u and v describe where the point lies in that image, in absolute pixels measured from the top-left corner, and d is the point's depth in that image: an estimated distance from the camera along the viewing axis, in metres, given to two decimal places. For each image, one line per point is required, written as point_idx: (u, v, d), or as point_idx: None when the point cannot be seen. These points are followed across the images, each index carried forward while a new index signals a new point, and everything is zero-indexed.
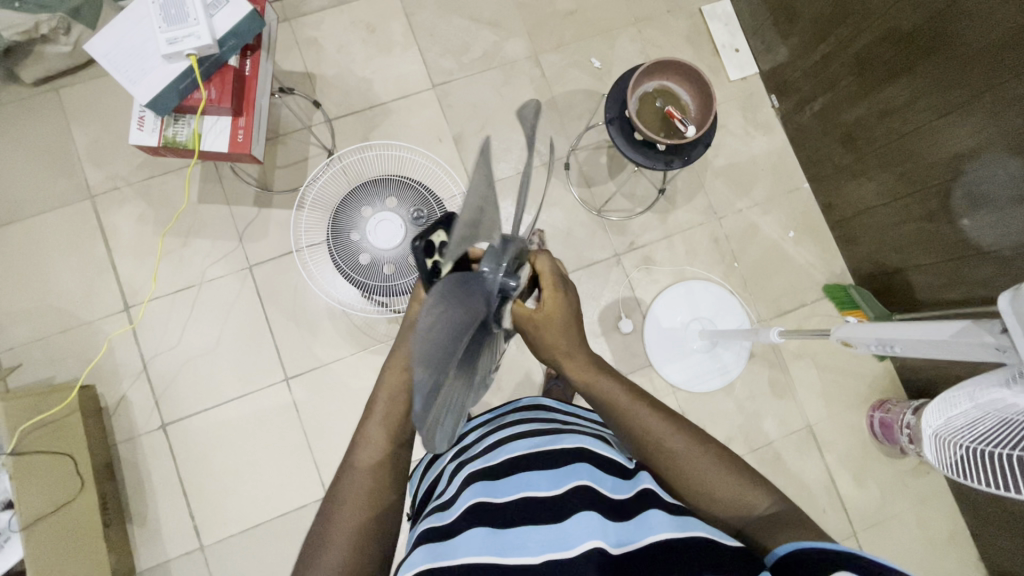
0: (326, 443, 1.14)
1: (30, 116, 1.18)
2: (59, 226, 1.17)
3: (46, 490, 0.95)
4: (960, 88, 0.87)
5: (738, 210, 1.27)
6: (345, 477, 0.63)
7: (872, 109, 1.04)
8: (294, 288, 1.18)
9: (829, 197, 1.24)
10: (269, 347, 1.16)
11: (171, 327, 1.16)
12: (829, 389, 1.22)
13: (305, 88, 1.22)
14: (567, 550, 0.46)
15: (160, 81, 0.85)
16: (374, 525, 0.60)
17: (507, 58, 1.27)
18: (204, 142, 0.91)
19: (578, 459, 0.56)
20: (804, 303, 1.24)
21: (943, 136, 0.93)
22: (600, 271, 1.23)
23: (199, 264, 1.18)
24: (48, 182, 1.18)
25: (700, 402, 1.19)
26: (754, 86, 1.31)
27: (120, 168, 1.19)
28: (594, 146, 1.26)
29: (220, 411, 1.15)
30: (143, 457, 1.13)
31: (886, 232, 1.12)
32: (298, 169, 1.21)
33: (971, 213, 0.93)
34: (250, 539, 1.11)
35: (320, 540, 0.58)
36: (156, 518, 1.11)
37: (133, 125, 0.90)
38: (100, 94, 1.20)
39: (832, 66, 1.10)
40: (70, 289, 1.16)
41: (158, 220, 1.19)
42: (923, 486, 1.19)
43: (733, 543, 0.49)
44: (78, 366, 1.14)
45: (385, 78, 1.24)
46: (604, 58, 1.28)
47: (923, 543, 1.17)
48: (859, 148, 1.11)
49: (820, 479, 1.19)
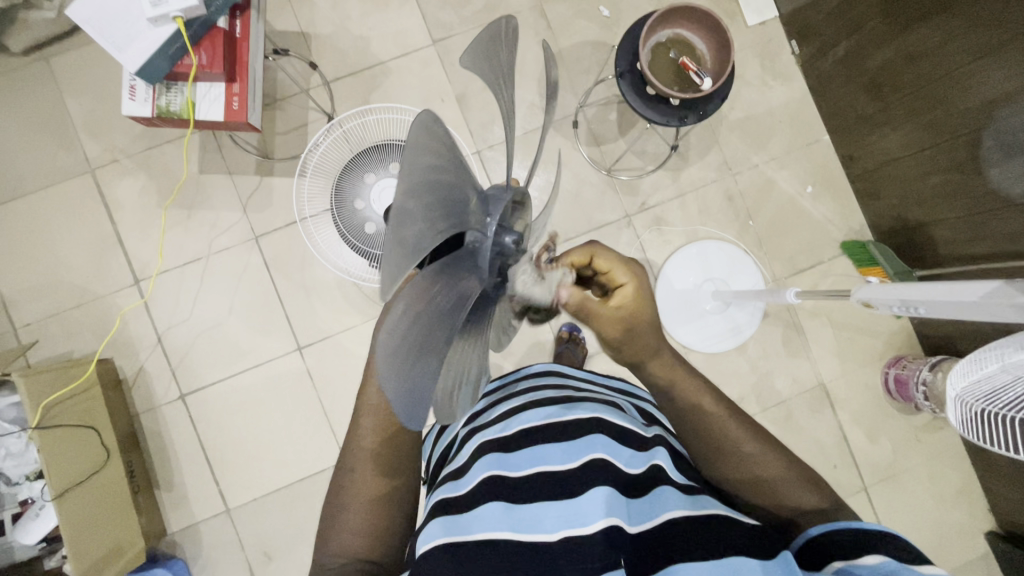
0: (340, 411, 1.16)
1: (21, 87, 1.15)
2: (62, 200, 1.16)
3: (74, 461, 0.98)
4: (998, 27, 0.81)
5: (754, 165, 1.22)
6: (348, 463, 0.62)
7: (900, 53, 0.98)
8: (300, 259, 1.17)
9: (849, 147, 1.19)
10: (279, 316, 1.17)
11: (181, 300, 1.16)
12: (844, 347, 1.21)
13: (300, 49, 1.17)
14: (584, 527, 0.47)
15: (147, 47, 0.81)
16: (385, 506, 0.60)
17: (510, 10, 1.20)
18: (198, 110, 0.89)
19: (592, 429, 0.55)
20: (821, 261, 1.21)
21: (976, 81, 0.87)
22: (611, 233, 1.20)
23: (204, 235, 1.17)
24: (46, 155, 1.16)
25: (711, 362, 1.19)
26: (774, 31, 1.23)
27: (118, 139, 1.16)
28: (603, 103, 1.20)
29: (236, 381, 1.16)
30: (165, 426, 1.16)
31: (911, 184, 1.07)
32: (298, 135, 1.17)
33: (1001, 162, 0.88)
34: (272, 501, 1.15)
35: (335, 508, 0.61)
36: (182, 484, 1.15)
37: (125, 95, 0.87)
38: (91, 63, 1.16)
39: (858, 7, 1.03)
40: (79, 264, 1.16)
41: (160, 191, 1.17)
42: (935, 440, 1.19)
43: (743, 521, 0.50)
44: (94, 340, 1.15)
45: (383, 36, 1.18)
46: (613, 6, 1.21)
47: (933, 496, 1.19)
48: (884, 95, 1.05)
49: (831, 437, 1.19)
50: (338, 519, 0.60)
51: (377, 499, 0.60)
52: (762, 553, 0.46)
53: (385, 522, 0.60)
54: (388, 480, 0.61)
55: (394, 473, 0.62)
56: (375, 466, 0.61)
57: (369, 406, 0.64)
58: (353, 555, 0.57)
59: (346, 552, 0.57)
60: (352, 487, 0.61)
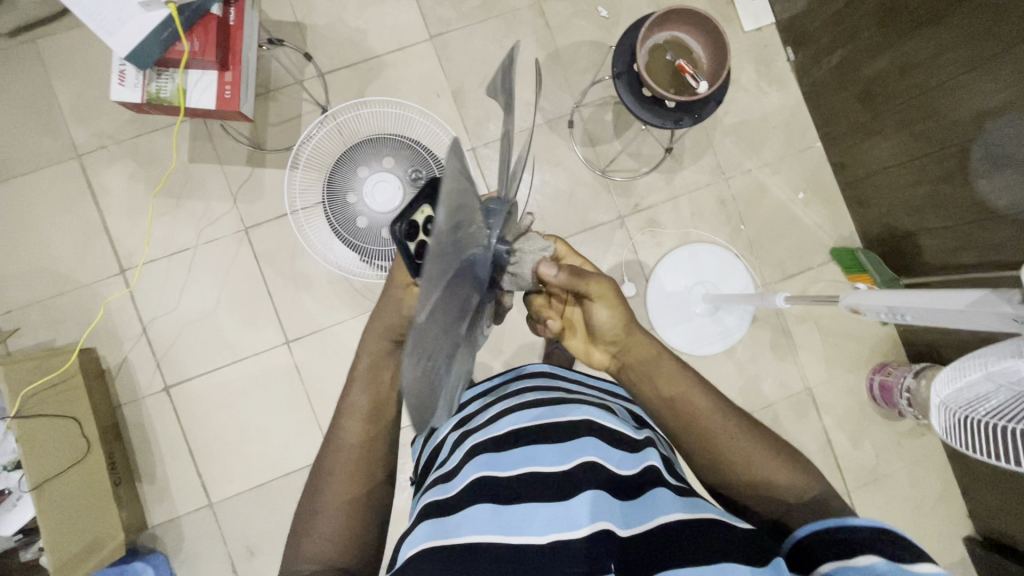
0: (328, 406, 1.15)
1: (7, 69, 1.13)
2: (46, 186, 1.14)
3: (54, 452, 0.96)
4: (990, 40, 0.82)
5: (747, 170, 1.23)
6: (323, 466, 0.62)
7: (893, 63, 0.99)
8: (291, 252, 1.16)
9: (841, 155, 1.20)
10: (268, 309, 1.15)
11: (168, 290, 1.15)
12: (831, 353, 1.22)
13: (295, 39, 1.16)
14: (572, 530, 0.47)
15: (139, 31, 0.79)
16: (360, 513, 0.60)
17: (509, 7, 1.19)
18: (190, 98, 0.88)
19: (585, 432, 0.55)
20: (811, 267, 1.22)
21: (967, 93, 0.88)
22: (604, 233, 1.20)
23: (193, 225, 1.15)
24: (32, 139, 1.13)
25: (700, 365, 1.20)
26: (770, 38, 1.24)
27: (106, 125, 1.14)
28: (599, 103, 1.20)
29: (222, 373, 1.15)
30: (148, 418, 1.14)
31: (900, 193, 1.09)
32: (291, 126, 1.16)
33: (989, 174, 0.89)
34: (256, 496, 1.14)
35: (308, 513, 0.59)
36: (165, 477, 1.14)
37: (114, 80, 0.86)
38: (80, 47, 1.14)
39: (853, 17, 1.04)
40: (63, 251, 1.14)
41: (148, 179, 1.15)
42: (917, 446, 1.21)
43: (739, 527, 0.49)
44: (77, 329, 1.13)
45: (379, 28, 1.17)
46: (612, 7, 1.21)
47: (914, 502, 1.20)
48: (876, 105, 1.06)
49: (816, 440, 1.20)
50: (310, 525, 0.58)
51: (352, 504, 0.59)
52: (754, 559, 0.45)
53: (358, 527, 0.59)
54: (363, 485, 0.61)
55: (368, 479, 0.61)
56: (353, 465, 0.61)
57: (351, 404, 0.64)
58: (324, 561, 0.56)
59: (317, 558, 0.56)
60: (326, 491, 0.60)
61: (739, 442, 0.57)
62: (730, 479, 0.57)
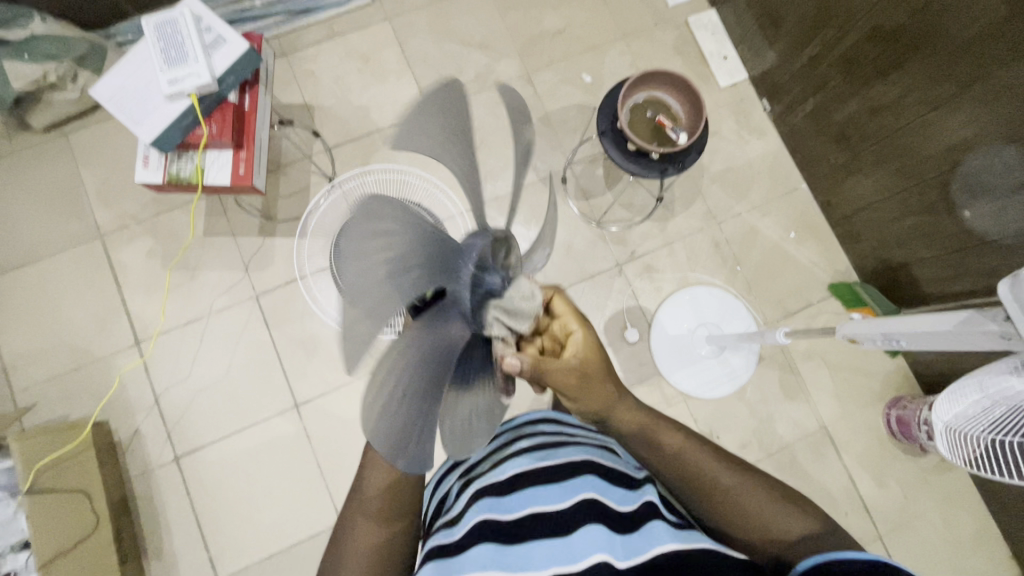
0: (337, 469, 1.14)
1: (40, 161, 1.22)
2: (69, 265, 1.20)
3: (63, 528, 0.96)
4: (947, 81, 0.88)
5: (737, 214, 1.27)
6: (349, 512, 0.61)
7: (863, 106, 1.05)
8: (300, 316, 1.19)
9: (827, 195, 1.24)
10: (278, 373, 1.17)
11: (181, 360, 1.17)
12: (843, 389, 1.20)
13: (303, 119, 1.25)
14: (574, 563, 0.47)
15: (164, 119, 0.88)
16: (385, 558, 0.59)
17: (499, 78, 1.29)
18: (207, 176, 0.94)
19: (585, 471, 0.56)
20: (811, 303, 1.24)
21: (937, 129, 0.93)
22: (603, 281, 1.23)
23: (206, 295, 1.20)
24: (58, 223, 1.21)
25: (710, 408, 1.18)
26: (745, 91, 1.32)
27: (128, 206, 1.22)
28: (589, 159, 1.27)
29: (232, 441, 1.15)
30: (157, 490, 1.13)
31: (889, 227, 1.12)
32: (300, 198, 1.23)
33: (971, 204, 0.93)
34: (265, 569, 1.11)
35: (336, 554, 0.59)
36: (172, 552, 1.11)
37: (139, 164, 0.93)
38: (106, 137, 1.23)
39: (819, 68, 1.12)
40: (82, 327, 1.18)
41: (165, 254, 1.21)
42: (946, 482, 1.17)
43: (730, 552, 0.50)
44: (92, 402, 1.15)
45: (381, 104, 1.27)
46: (594, 73, 1.31)
47: (951, 544, 1.14)
48: (853, 146, 1.11)
49: (839, 481, 1.17)
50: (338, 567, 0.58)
51: (381, 547, 0.59)
52: None
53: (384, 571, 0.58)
54: (387, 529, 0.60)
55: (393, 523, 0.60)
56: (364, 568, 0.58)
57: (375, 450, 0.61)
58: None
59: None
60: (353, 535, 0.59)
61: (734, 478, 0.59)
62: (732, 515, 0.57)
